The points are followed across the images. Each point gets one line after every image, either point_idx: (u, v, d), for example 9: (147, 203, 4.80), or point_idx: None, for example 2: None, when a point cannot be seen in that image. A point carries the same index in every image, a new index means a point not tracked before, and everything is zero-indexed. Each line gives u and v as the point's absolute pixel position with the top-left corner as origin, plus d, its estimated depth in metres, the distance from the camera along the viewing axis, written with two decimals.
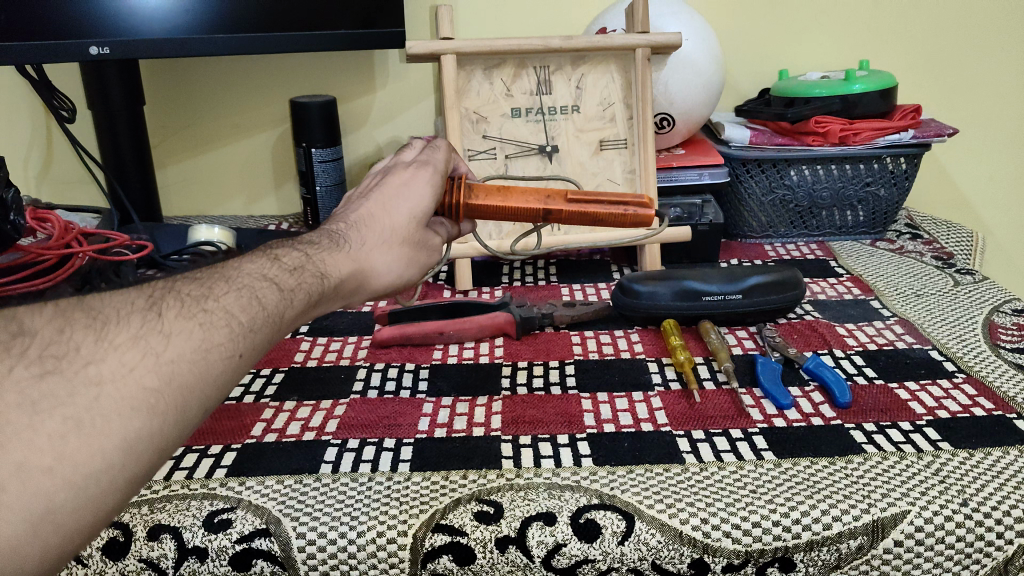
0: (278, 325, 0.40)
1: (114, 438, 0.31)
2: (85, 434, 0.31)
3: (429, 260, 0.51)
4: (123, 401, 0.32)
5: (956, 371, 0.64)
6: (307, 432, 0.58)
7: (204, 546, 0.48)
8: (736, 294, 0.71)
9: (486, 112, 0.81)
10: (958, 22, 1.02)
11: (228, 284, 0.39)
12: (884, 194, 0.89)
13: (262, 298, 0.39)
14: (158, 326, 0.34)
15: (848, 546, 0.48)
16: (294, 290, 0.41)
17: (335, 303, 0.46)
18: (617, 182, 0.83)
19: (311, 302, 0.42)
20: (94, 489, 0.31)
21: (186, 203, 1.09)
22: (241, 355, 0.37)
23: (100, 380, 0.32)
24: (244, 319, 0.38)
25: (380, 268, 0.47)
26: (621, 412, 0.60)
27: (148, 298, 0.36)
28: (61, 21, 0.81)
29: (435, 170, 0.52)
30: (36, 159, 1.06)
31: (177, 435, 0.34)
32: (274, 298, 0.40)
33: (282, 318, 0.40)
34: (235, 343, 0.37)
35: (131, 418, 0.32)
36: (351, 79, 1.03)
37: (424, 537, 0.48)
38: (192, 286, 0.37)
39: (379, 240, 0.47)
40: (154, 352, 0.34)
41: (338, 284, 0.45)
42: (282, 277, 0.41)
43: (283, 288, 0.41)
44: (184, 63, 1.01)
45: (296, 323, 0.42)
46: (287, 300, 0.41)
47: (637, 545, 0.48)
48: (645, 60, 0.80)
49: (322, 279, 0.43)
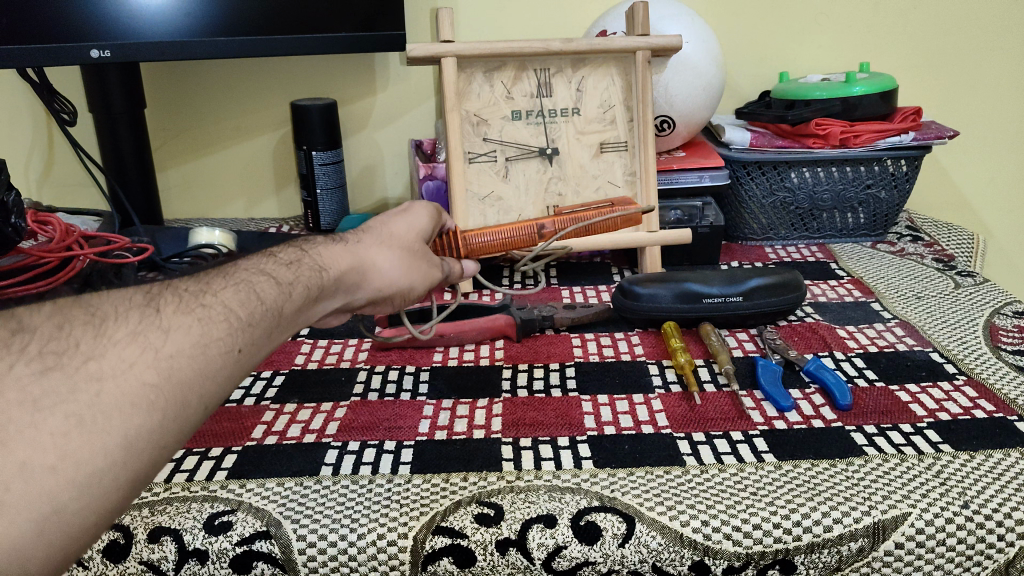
0: (277, 319, 0.41)
1: (115, 438, 0.31)
2: (86, 433, 0.31)
3: (428, 274, 0.53)
4: (123, 397, 0.32)
5: (956, 373, 0.64)
6: (308, 434, 0.58)
7: (204, 548, 0.48)
8: (736, 296, 0.71)
9: (487, 114, 0.81)
10: (959, 24, 1.02)
11: (226, 280, 0.40)
12: (885, 197, 0.89)
13: (261, 293, 0.40)
14: (157, 321, 0.35)
15: (849, 548, 0.48)
16: (292, 284, 0.43)
17: (335, 299, 0.47)
18: (618, 184, 0.83)
19: (309, 295, 0.43)
20: (96, 489, 0.31)
21: (187, 206, 1.09)
22: (241, 349, 0.37)
23: (100, 376, 0.32)
24: (242, 313, 0.38)
25: (379, 266, 0.49)
26: (622, 414, 0.60)
27: (146, 295, 0.36)
28: (62, 24, 0.81)
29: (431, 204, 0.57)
30: (37, 162, 1.06)
31: (179, 435, 0.34)
32: (272, 291, 0.41)
33: (281, 312, 0.41)
34: (234, 336, 0.37)
35: (132, 416, 0.32)
36: (352, 82, 1.03)
37: (424, 539, 0.48)
38: (190, 282, 0.38)
39: (378, 243, 0.50)
40: (152, 347, 0.34)
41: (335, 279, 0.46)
42: (280, 272, 0.43)
43: (280, 281, 0.42)
44: (185, 66, 1.01)
45: (294, 322, 0.43)
46: (285, 293, 0.42)
47: (637, 547, 0.48)
48: (645, 63, 0.80)
49: (320, 270, 0.45)
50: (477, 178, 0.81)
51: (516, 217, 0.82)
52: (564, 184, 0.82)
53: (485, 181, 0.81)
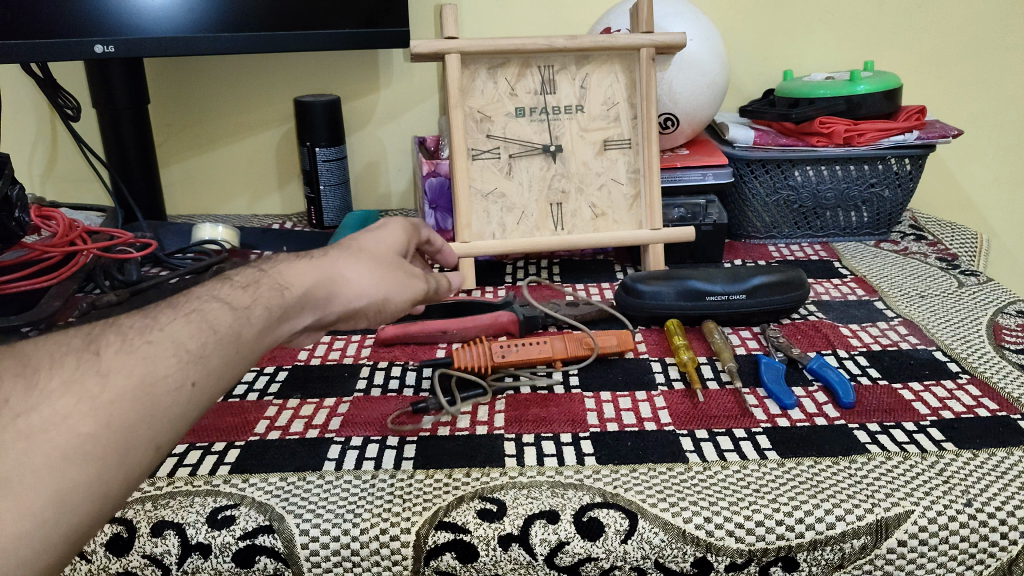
0: (236, 345, 0.41)
1: (48, 492, 0.32)
2: (15, 491, 0.32)
3: (410, 285, 0.52)
4: (57, 453, 0.33)
5: (959, 372, 0.64)
6: (310, 429, 0.58)
7: (207, 542, 0.48)
8: (739, 294, 0.71)
9: (490, 111, 0.81)
10: (964, 22, 1.01)
11: (175, 312, 0.40)
12: (888, 195, 0.89)
13: (214, 321, 0.41)
14: (96, 366, 0.36)
15: (851, 545, 0.48)
16: (250, 307, 0.43)
17: (305, 317, 0.46)
18: (621, 182, 0.83)
19: (271, 316, 0.43)
20: (34, 547, 0.32)
21: (191, 201, 1.09)
22: (195, 383, 0.38)
23: (31, 431, 0.33)
24: (192, 346, 0.39)
25: (348, 277, 0.48)
26: (624, 411, 0.60)
27: (86, 337, 0.37)
28: (67, 19, 0.81)
29: (401, 225, 0.57)
30: (41, 157, 1.06)
31: (124, 483, 0.35)
32: (227, 318, 0.41)
33: (240, 336, 0.41)
34: (184, 371, 0.38)
35: (64, 470, 0.33)
36: (356, 78, 1.03)
37: (427, 535, 0.48)
38: (135, 319, 0.39)
39: (346, 257, 0.50)
40: (91, 395, 0.35)
41: (300, 294, 0.46)
42: (236, 296, 0.43)
43: (237, 307, 0.42)
44: (188, 61, 1.01)
45: (259, 345, 0.43)
46: (242, 318, 0.42)
47: (640, 544, 0.48)
48: (649, 60, 0.80)
49: (281, 289, 0.45)
50: (480, 174, 0.81)
51: (519, 214, 0.82)
52: (568, 181, 0.82)
53: (488, 178, 0.81)
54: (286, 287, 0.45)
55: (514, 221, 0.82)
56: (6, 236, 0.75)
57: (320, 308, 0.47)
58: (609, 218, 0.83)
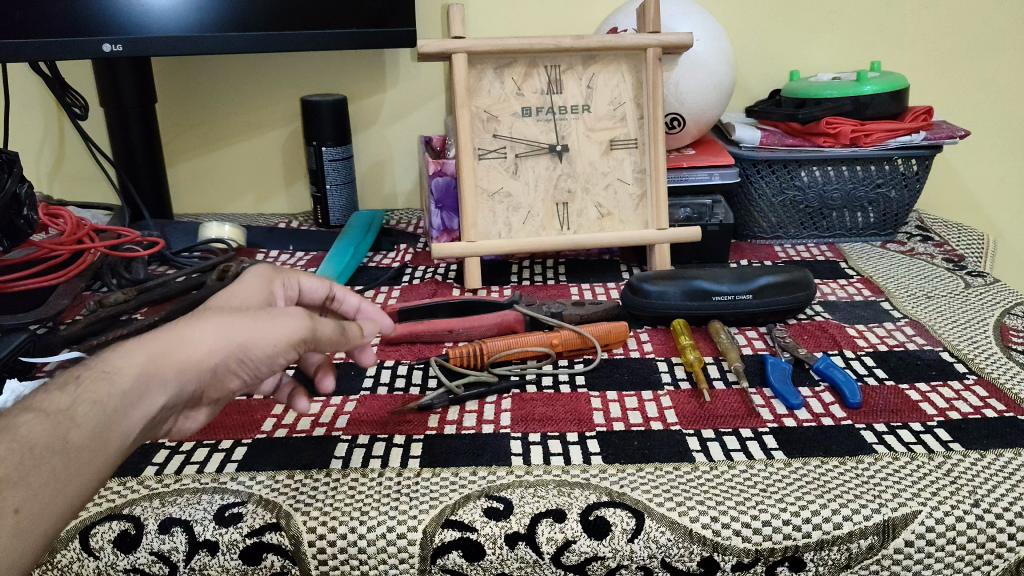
0: (64, 456, 0.35)
1: None
2: None
3: (280, 324, 0.43)
4: None
5: (967, 372, 0.64)
6: (317, 427, 0.58)
7: (214, 539, 0.48)
8: (745, 294, 0.71)
9: (497, 111, 0.81)
10: (971, 23, 1.01)
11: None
12: (895, 196, 0.89)
13: (28, 433, 0.35)
14: None
15: (858, 545, 0.48)
16: (71, 406, 0.36)
17: (159, 395, 0.39)
18: (628, 182, 0.83)
19: (103, 411, 0.37)
20: None
21: (197, 200, 1.10)
22: (15, 510, 0.33)
23: None
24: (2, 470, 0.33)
25: (193, 337, 0.40)
26: (631, 411, 0.60)
27: None
28: (74, 18, 0.81)
29: (269, 280, 0.51)
30: (49, 155, 1.06)
31: None
32: (42, 428, 0.35)
33: (66, 442, 0.35)
34: (3, 497, 0.33)
35: None
36: (362, 78, 1.04)
37: (434, 533, 0.48)
38: None
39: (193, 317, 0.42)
40: None
41: (136, 374, 0.38)
42: (53, 400, 0.37)
43: (54, 412, 0.36)
44: (195, 60, 1.01)
45: (103, 448, 0.37)
46: (62, 423, 0.36)
47: (646, 543, 0.48)
48: (656, 60, 0.80)
49: (110, 379, 0.38)
50: (486, 174, 0.81)
51: (526, 213, 0.82)
52: (574, 181, 0.82)
53: (494, 178, 0.81)
54: (117, 372, 0.38)
55: (520, 220, 0.82)
56: (14, 234, 0.76)
57: (168, 383, 0.39)
58: (615, 218, 0.83)
